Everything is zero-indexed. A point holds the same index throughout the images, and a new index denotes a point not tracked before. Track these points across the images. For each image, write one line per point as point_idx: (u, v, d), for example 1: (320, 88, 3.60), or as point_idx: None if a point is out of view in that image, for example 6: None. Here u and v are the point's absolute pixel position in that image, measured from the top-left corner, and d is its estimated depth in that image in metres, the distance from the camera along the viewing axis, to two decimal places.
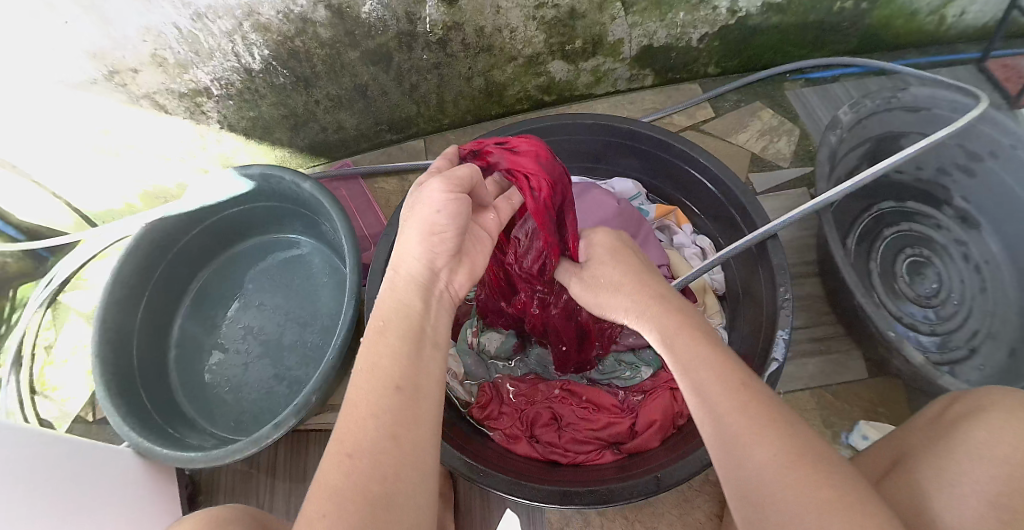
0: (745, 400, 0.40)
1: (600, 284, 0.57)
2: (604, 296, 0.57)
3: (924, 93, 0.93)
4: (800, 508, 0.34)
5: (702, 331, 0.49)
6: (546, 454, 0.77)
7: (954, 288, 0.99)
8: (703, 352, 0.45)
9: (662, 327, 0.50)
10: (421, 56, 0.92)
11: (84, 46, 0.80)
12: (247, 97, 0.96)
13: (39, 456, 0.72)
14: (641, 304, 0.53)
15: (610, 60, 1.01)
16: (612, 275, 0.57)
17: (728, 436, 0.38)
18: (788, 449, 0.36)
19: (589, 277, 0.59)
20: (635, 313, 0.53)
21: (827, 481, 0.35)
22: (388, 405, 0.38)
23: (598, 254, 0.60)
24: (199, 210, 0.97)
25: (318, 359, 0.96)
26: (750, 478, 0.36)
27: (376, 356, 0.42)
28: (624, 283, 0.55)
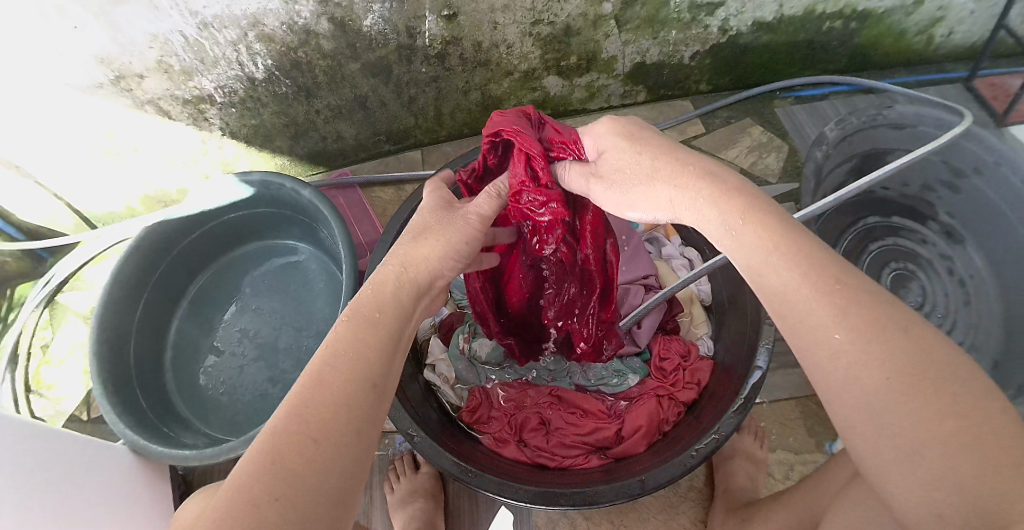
0: (845, 315, 0.35)
1: (628, 177, 0.50)
2: (638, 186, 0.49)
3: (909, 111, 0.95)
4: (921, 441, 0.32)
5: (776, 216, 0.41)
6: (534, 457, 0.78)
7: (937, 302, 1.01)
8: (788, 254, 0.38)
9: (722, 213, 0.42)
10: (419, 69, 0.95)
11: (93, 51, 0.82)
12: (250, 105, 0.98)
13: (32, 450, 0.73)
14: (683, 192, 0.45)
15: (604, 76, 1.03)
16: (641, 164, 0.49)
17: (831, 367, 0.35)
18: (900, 370, 0.33)
19: (611, 174, 0.52)
20: (683, 205, 0.46)
21: (949, 406, 0.32)
22: (358, 399, 0.40)
23: (616, 142, 0.51)
24: (201, 214, 0.99)
25: (312, 364, 0.97)
26: (860, 410, 0.34)
27: (358, 347, 0.43)
28: (658, 171, 0.47)
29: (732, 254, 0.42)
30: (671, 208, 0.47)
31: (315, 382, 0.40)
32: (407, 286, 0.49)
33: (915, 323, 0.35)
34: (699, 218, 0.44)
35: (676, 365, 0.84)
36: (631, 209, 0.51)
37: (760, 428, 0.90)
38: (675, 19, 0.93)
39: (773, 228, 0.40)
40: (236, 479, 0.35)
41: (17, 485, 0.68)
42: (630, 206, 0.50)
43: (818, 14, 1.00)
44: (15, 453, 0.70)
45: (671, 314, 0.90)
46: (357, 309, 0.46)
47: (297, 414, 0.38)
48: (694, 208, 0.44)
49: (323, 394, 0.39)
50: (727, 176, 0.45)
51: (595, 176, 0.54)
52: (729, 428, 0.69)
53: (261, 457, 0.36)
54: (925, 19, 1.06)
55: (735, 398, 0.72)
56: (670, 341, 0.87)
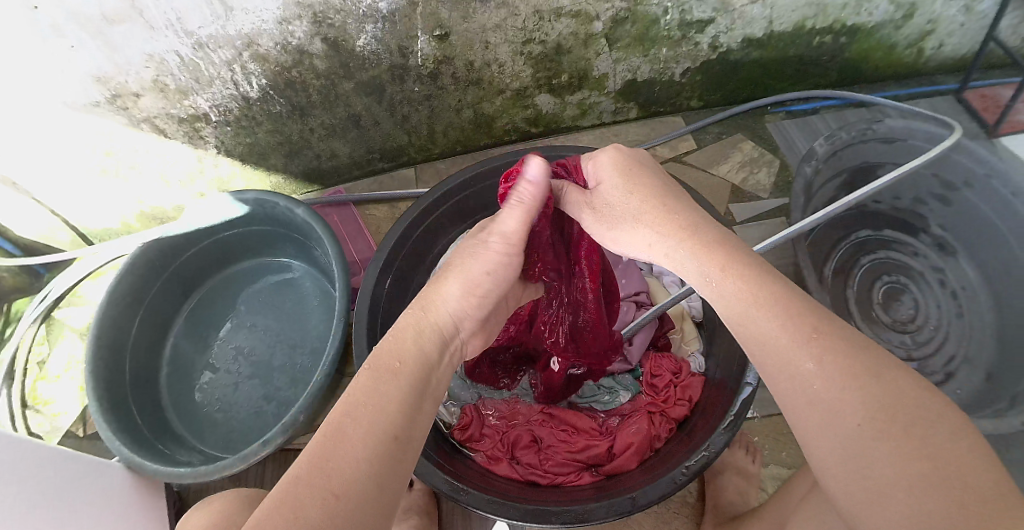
0: (822, 361, 0.37)
1: (618, 215, 0.52)
2: (627, 229, 0.51)
3: (899, 124, 0.96)
4: (889, 482, 0.33)
5: (753, 265, 0.43)
6: (526, 475, 0.78)
7: (930, 314, 1.02)
8: (767, 304, 0.40)
9: (704, 265, 0.44)
10: (412, 88, 0.95)
11: (89, 71, 0.83)
12: (244, 123, 0.99)
13: (26, 468, 0.73)
14: (669, 237, 0.47)
15: (595, 93, 1.04)
16: (630, 205, 0.51)
17: (808, 410, 0.37)
18: (872, 414, 0.35)
19: (602, 211, 0.54)
20: (670, 248, 0.47)
21: (918, 449, 0.34)
22: (379, 454, 0.39)
23: (611, 179, 0.53)
24: (197, 231, 1.00)
25: (307, 380, 0.98)
26: (835, 450, 0.36)
27: (381, 395, 0.43)
28: (644, 213, 0.49)
29: (713, 297, 0.44)
30: (657, 250, 0.49)
31: (336, 434, 0.39)
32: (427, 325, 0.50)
33: (891, 370, 0.37)
34: (681, 261, 0.46)
35: (667, 382, 0.84)
36: (621, 246, 0.53)
37: (752, 443, 0.91)
38: (665, 36, 0.95)
39: (754, 281, 0.41)
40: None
41: (12, 502, 0.67)
42: (620, 242, 0.53)
43: (808, 30, 1.01)
44: (14, 470, 0.71)
45: (662, 331, 0.91)
46: (382, 359, 0.46)
47: (320, 467, 0.37)
48: (679, 256, 0.47)
49: (346, 446, 0.39)
50: (711, 228, 0.47)
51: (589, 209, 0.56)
52: (720, 444, 0.70)
53: (282, 511, 0.35)
54: (914, 33, 1.07)
55: (726, 414, 0.73)
56: (662, 357, 0.88)
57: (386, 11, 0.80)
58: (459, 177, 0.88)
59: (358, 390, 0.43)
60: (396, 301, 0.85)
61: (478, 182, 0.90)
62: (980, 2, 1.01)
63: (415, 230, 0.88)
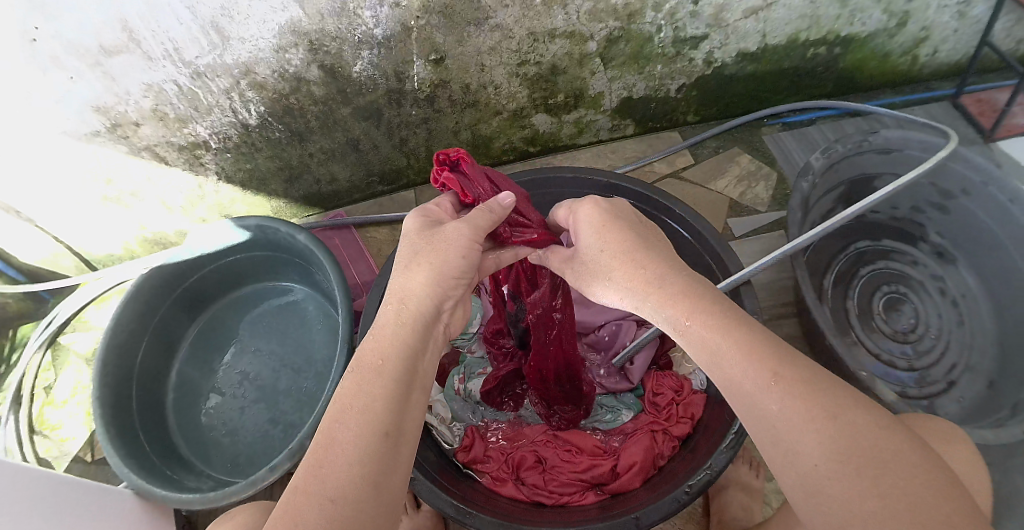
0: (790, 398, 0.37)
1: (594, 271, 0.52)
2: (604, 284, 0.51)
3: (895, 135, 0.96)
4: (840, 516, 0.34)
5: (720, 316, 0.42)
6: (531, 496, 0.78)
7: (930, 324, 1.02)
8: (728, 353, 0.40)
9: (670, 317, 0.45)
10: (410, 111, 0.96)
11: (88, 101, 0.84)
12: (244, 150, 1.00)
13: (31, 497, 0.73)
14: (641, 296, 0.47)
15: (592, 112, 1.05)
16: (602, 263, 0.51)
17: (775, 449, 0.37)
18: (831, 453, 0.35)
19: (584, 265, 0.54)
20: (637, 297, 0.48)
21: (872, 487, 0.33)
22: (371, 452, 0.41)
23: (586, 235, 0.53)
24: (200, 257, 1.00)
25: (312, 404, 0.98)
26: (796, 485, 0.36)
27: (369, 394, 0.44)
28: (613, 270, 0.49)
29: (689, 350, 0.44)
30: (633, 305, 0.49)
31: (327, 442, 0.41)
32: (407, 320, 0.50)
33: (850, 407, 0.37)
34: (660, 319, 0.46)
35: (670, 400, 0.85)
36: (602, 300, 0.54)
37: (754, 457, 0.91)
38: (660, 53, 0.95)
39: (716, 327, 0.42)
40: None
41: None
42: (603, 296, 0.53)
43: (802, 42, 1.01)
44: (22, 501, 0.71)
45: (663, 350, 0.92)
46: (366, 359, 0.47)
47: (315, 474, 0.39)
48: (656, 310, 0.46)
49: (337, 452, 0.40)
50: (677, 277, 0.46)
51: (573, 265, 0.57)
52: (721, 464, 0.70)
53: (286, 522, 0.37)
54: (908, 40, 1.07)
55: (727, 432, 0.72)
56: (663, 376, 0.88)
57: (382, 37, 0.81)
58: None
59: (347, 395, 0.44)
60: None
61: None
62: (972, 9, 1.02)
63: None
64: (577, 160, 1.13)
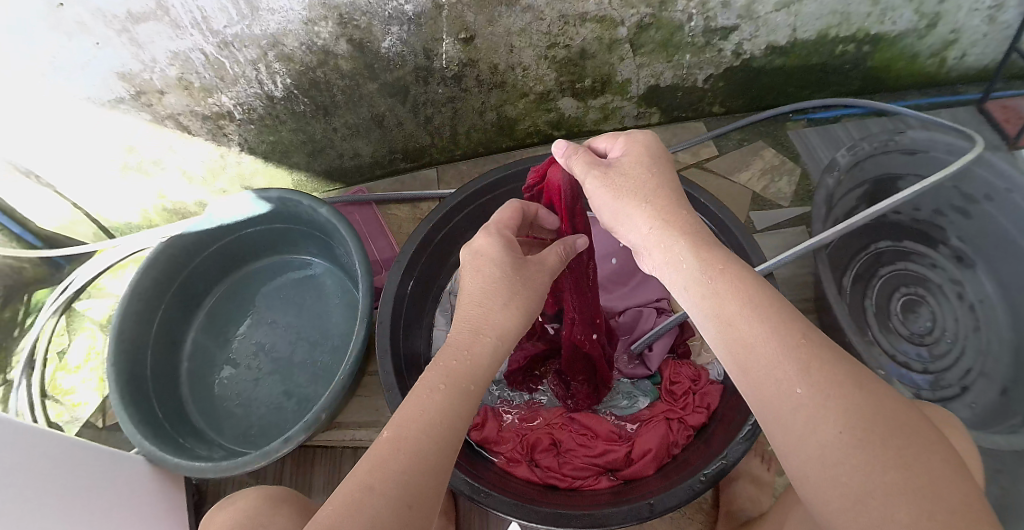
0: (801, 376, 0.37)
1: (634, 185, 0.51)
2: (635, 204, 0.50)
3: (922, 136, 0.96)
4: (863, 490, 0.34)
5: (751, 279, 0.43)
6: (545, 478, 0.79)
7: (947, 327, 1.01)
8: (759, 306, 0.41)
9: (700, 262, 0.45)
10: (436, 90, 0.96)
11: (113, 67, 0.84)
12: (268, 122, 1.00)
13: (47, 456, 0.75)
14: (670, 245, 0.47)
15: (618, 98, 1.05)
16: (645, 185, 0.51)
17: (789, 418, 0.37)
18: (855, 424, 0.35)
19: (622, 179, 0.52)
20: (659, 245, 0.48)
21: (894, 458, 0.34)
22: (445, 468, 0.42)
23: (636, 155, 0.53)
24: (220, 228, 1.01)
25: (327, 378, 0.98)
26: (813, 460, 0.36)
27: (444, 411, 0.45)
28: (654, 199, 0.50)
29: (705, 303, 0.44)
30: (653, 259, 0.49)
31: (411, 448, 0.42)
32: (499, 351, 0.52)
33: (870, 383, 0.38)
34: (680, 276, 0.46)
35: (687, 389, 0.85)
36: (619, 227, 0.53)
37: (767, 451, 0.92)
38: (689, 43, 0.95)
39: (750, 278, 0.43)
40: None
41: (35, 489, 0.69)
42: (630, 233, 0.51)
43: (832, 38, 1.00)
44: (40, 467, 0.73)
45: (682, 337, 0.92)
46: (454, 376, 0.48)
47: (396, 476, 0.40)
48: (675, 262, 0.46)
49: (417, 457, 0.41)
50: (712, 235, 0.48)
51: (596, 171, 0.53)
52: (736, 455, 0.70)
53: (361, 513, 0.37)
54: (938, 42, 1.05)
55: (744, 423, 0.73)
56: (681, 364, 0.89)
57: (412, 14, 0.80)
58: (472, 186, 0.86)
59: (431, 404, 0.45)
60: (417, 303, 0.85)
61: (501, 187, 0.88)
62: (1004, 13, 1.00)
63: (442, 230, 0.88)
64: None
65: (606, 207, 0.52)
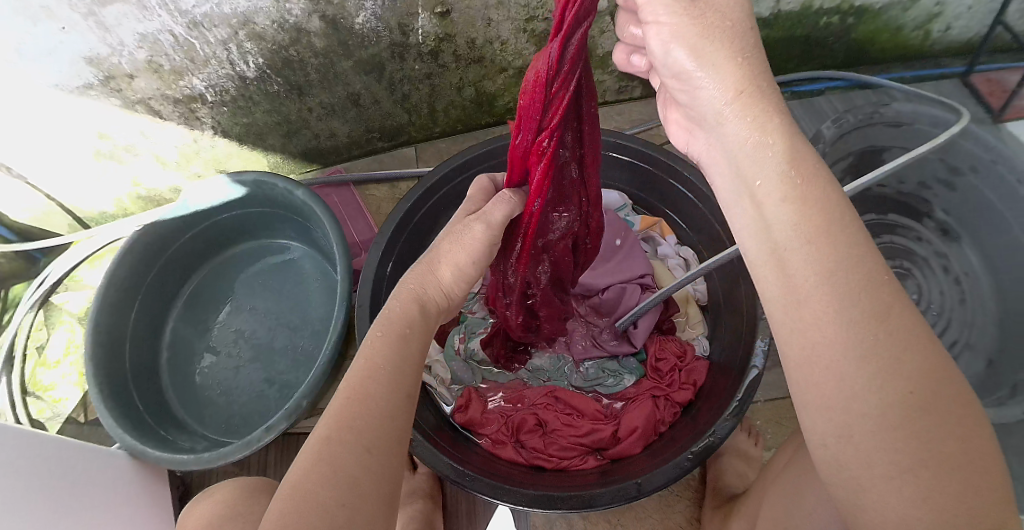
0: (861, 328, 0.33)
1: (726, 27, 0.38)
2: (721, 55, 0.38)
3: (906, 108, 0.99)
4: (916, 459, 0.31)
5: (838, 207, 0.36)
6: (531, 460, 0.79)
7: (932, 300, 1.02)
8: (835, 233, 0.35)
9: (782, 172, 0.36)
10: (413, 66, 0.94)
11: (80, 51, 0.81)
12: (241, 104, 0.98)
13: (27, 456, 0.73)
14: (764, 132, 0.38)
15: (599, 72, 1.04)
16: (739, 32, 0.38)
17: (858, 367, 0.33)
18: (924, 384, 0.32)
19: (710, 19, 0.38)
20: (736, 117, 0.39)
21: (955, 430, 0.31)
22: (397, 407, 0.46)
23: None
24: (195, 214, 0.98)
25: (309, 363, 0.97)
26: (865, 416, 0.32)
27: (390, 364, 0.48)
28: (748, 53, 0.38)
29: (784, 210, 0.36)
30: (736, 152, 0.39)
31: (360, 396, 0.44)
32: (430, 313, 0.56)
33: (921, 342, 0.33)
34: (750, 178, 0.38)
35: (672, 366, 0.85)
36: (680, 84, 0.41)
37: (754, 426, 0.92)
38: None
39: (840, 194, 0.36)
40: (296, 493, 0.38)
41: (16, 490, 0.68)
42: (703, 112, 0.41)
43: (815, 10, 1.00)
44: (21, 466, 0.71)
45: (667, 314, 0.90)
46: (389, 328, 0.51)
47: (349, 425, 0.42)
48: (760, 153, 0.38)
49: (371, 410, 0.44)
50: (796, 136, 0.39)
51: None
52: (724, 431, 0.70)
53: (322, 467, 0.39)
54: (922, 15, 1.04)
55: (731, 399, 0.72)
56: (667, 339, 0.88)
57: None
58: (450, 163, 0.84)
59: (378, 360, 0.48)
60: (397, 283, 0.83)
61: (482, 161, 0.86)
62: None
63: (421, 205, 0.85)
64: None
65: (686, 50, 0.38)
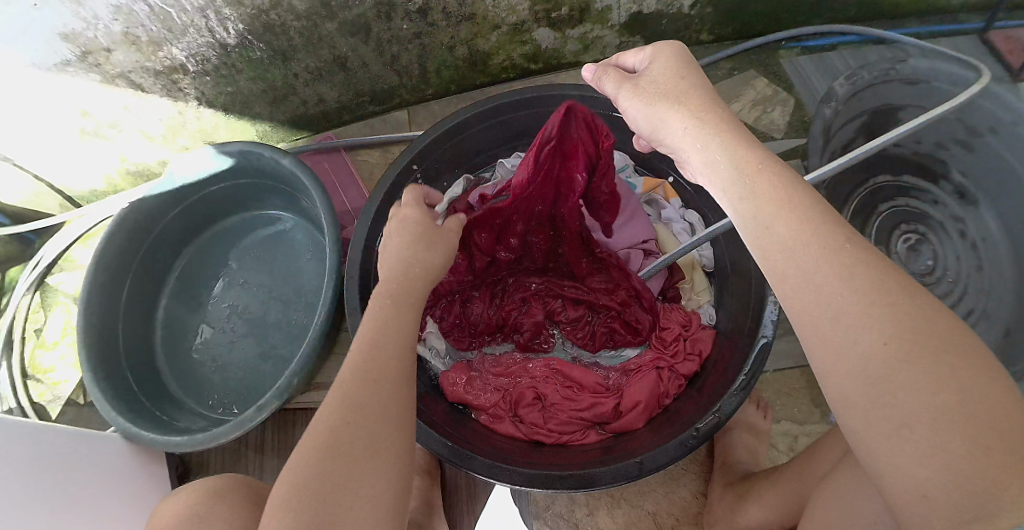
0: (843, 282, 0.36)
1: (661, 89, 0.49)
2: (666, 107, 0.48)
3: (924, 64, 0.93)
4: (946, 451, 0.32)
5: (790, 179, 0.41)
6: (529, 435, 0.76)
7: (949, 266, 0.98)
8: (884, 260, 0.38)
9: (735, 159, 0.42)
10: (401, 26, 0.90)
11: (54, 27, 0.77)
12: (223, 72, 0.94)
13: (28, 453, 0.71)
14: (710, 150, 0.44)
15: (599, 26, 0.99)
16: (678, 87, 0.49)
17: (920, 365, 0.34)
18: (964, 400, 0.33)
19: (652, 84, 0.50)
20: (695, 142, 0.46)
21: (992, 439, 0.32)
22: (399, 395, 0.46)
23: (663, 62, 0.51)
24: (184, 187, 0.95)
25: (302, 337, 0.96)
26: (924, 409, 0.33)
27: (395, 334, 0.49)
28: (684, 100, 0.47)
29: (740, 205, 0.41)
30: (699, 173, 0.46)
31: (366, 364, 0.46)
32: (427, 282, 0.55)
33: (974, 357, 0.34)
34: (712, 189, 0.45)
35: (677, 335, 0.81)
36: (654, 129, 0.50)
37: (763, 399, 0.89)
38: None
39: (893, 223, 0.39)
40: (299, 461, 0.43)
41: (19, 489, 0.66)
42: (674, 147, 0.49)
43: None
44: (25, 465, 0.69)
45: (671, 282, 0.88)
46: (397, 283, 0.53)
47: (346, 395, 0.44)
48: (712, 169, 0.44)
49: (373, 395, 0.45)
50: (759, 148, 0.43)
51: (630, 85, 0.52)
52: (730, 408, 0.66)
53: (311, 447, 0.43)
54: None
55: (738, 374, 0.69)
56: (672, 308, 0.85)
57: None
58: (433, 131, 0.80)
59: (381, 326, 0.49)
60: None
61: (466, 128, 0.83)
62: None
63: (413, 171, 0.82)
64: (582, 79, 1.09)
65: (643, 110, 0.50)
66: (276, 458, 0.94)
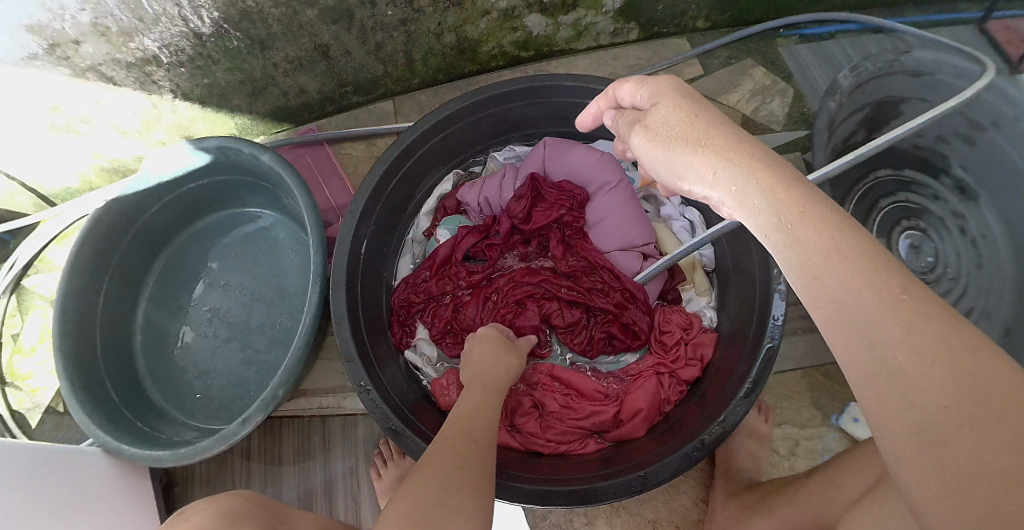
0: (883, 307, 0.30)
1: (677, 134, 0.44)
2: (689, 154, 0.43)
3: (928, 56, 0.90)
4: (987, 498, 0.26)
5: (841, 216, 0.35)
6: (526, 445, 0.74)
7: (949, 263, 0.95)
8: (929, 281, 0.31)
9: (775, 200, 0.36)
10: (385, 12, 0.86)
11: (19, 19, 0.72)
12: (199, 63, 0.90)
13: (19, 471, 0.67)
14: (747, 197, 0.38)
15: (592, 13, 0.95)
16: (694, 126, 0.43)
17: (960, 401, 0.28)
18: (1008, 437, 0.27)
19: (664, 130, 0.45)
20: (730, 189, 0.40)
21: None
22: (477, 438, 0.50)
23: (670, 100, 0.46)
24: (161, 186, 0.91)
25: (287, 342, 0.92)
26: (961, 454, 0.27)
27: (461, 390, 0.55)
28: (705, 139, 0.42)
29: (786, 252, 0.36)
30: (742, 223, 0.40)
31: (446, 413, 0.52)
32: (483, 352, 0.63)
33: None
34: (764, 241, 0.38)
35: (677, 339, 0.79)
36: (672, 169, 0.45)
37: (764, 402, 0.87)
38: None
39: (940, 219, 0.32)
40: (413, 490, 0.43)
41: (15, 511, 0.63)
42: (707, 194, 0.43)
43: None
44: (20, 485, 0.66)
45: (671, 284, 0.85)
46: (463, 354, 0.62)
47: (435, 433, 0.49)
48: (756, 219, 0.38)
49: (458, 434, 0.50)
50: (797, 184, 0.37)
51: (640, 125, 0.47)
52: (736, 417, 0.63)
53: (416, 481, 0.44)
54: None
55: (743, 381, 0.66)
56: (673, 310, 0.83)
57: None
58: (418, 126, 0.76)
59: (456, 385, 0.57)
60: (372, 258, 0.77)
61: (453, 122, 0.78)
62: None
63: (398, 170, 0.78)
64: (574, 68, 1.05)
65: (664, 157, 0.45)
66: (262, 466, 0.91)
